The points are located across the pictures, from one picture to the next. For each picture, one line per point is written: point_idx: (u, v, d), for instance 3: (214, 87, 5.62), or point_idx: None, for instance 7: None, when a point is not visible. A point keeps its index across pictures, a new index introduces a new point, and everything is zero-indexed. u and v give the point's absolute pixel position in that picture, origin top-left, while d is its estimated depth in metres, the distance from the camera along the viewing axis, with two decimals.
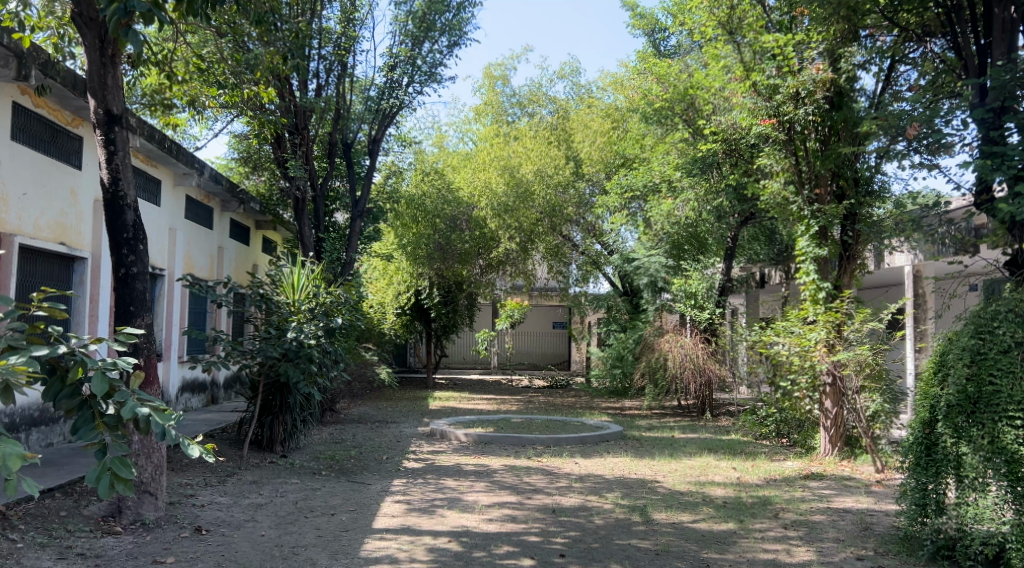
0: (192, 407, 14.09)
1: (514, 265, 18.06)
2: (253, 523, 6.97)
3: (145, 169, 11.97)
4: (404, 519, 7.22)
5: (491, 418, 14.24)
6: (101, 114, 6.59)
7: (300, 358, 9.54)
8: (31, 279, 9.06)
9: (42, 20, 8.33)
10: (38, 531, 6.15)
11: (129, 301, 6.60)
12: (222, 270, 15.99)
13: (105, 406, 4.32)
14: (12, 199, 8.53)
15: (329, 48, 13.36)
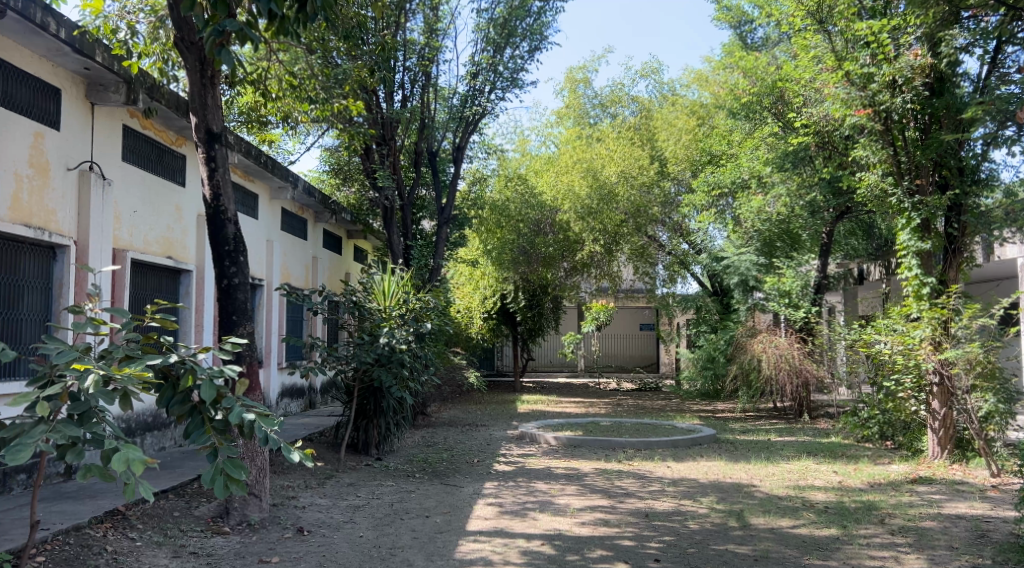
0: (292, 411, 14.60)
1: (600, 267, 17.85)
2: (352, 524, 7.16)
3: (243, 184, 12.46)
4: (497, 522, 7.28)
5: (580, 421, 14.21)
6: (202, 133, 6.89)
7: (392, 363, 9.72)
8: (143, 292, 9.56)
9: (149, 47, 8.84)
10: (155, 531, 6.48)
11: (232, 311, 6.89)
12: (316, 279, 16.49)
13: (214, 412, 4.55)
14: (125, 217, 9.01)
15: (414, 59, 13.72)
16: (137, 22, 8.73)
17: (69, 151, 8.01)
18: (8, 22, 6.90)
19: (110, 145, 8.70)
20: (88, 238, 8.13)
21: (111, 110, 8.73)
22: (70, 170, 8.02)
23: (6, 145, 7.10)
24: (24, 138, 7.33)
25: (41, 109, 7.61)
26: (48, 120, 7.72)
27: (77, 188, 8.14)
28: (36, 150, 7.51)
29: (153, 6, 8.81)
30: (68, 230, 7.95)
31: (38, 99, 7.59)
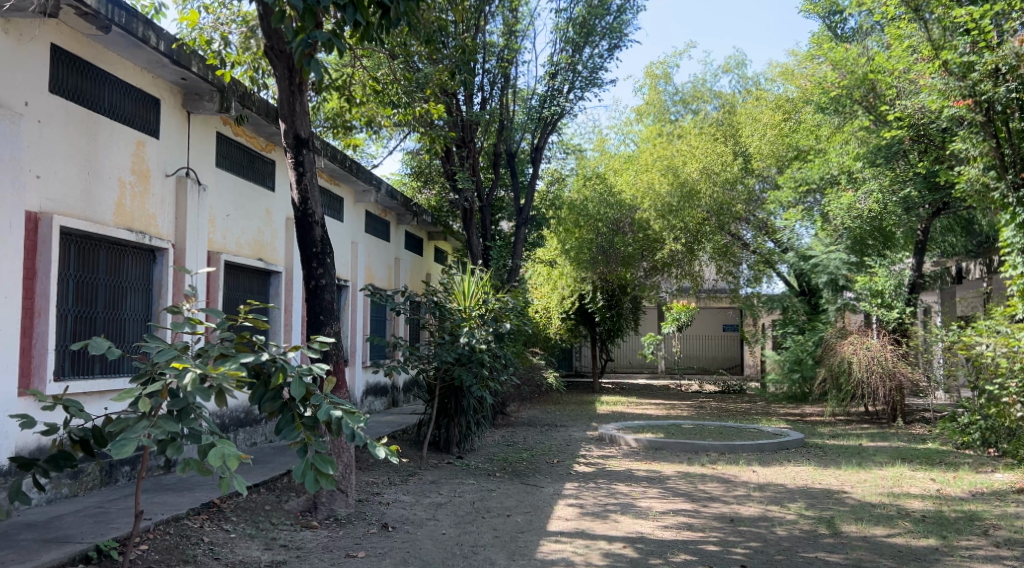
0: (375, 409, 14.88)
1: (681, 267, 17.27)
2: (434, 521, 7.24)
3: (329, 188, 12.80)
4: (579, 523, 7.25)
5: (662, 423, 14.03)
6: (290, 138, 7.10)
7: (472, 362, 9.83)
8: (236, 293, 9.91)
9: (240, 56, 9.14)
10: (247, 523, 6.71)
11: (320, 311, 7.07)
12: (398, 280, 16.77)
13: (303, 409, 4.66)
14: (218, 221, 9.36)
15: (493, 61, 13.85)
16: (229, 32, 9.05)
17: (168, 158, 8.39)
18: (114, 37, 7.24)
19: (205, 152, 9.06)
20: (185, 241, 8.49)
21: (206, 118, 9.08)
22: (168, 176, 8.40)
23: (111, 154, 7.46)
24: (127, 147, 7.70)
25: (142, 119, 7.97)
26: (149, 129, 8.08)
27: (175, 193, 8.50)
28: (138, 158, 7.88)
29: (244, 17, 9.14)
30: (167, 234, 8.32)
31: (140, 110, 7.95)
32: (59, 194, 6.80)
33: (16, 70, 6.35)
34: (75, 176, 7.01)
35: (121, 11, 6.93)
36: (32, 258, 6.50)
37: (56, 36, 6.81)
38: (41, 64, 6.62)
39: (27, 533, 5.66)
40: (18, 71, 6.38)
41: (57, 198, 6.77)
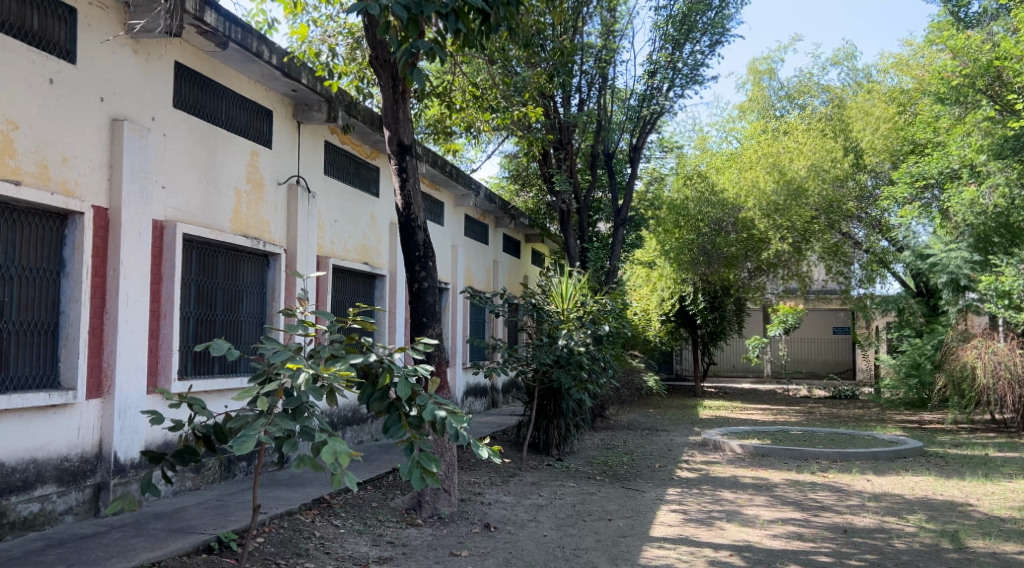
0: (476, 410, 15.04)
1: (788, 267, 17.05)
2: (536, 523, 7.27)
3: (431, 193, 13.06)
4: (683, 529, 7.11)
5: (768, 429, 13.60)
6: (395, 145, 7.27)
7: (571, 364, 9.81)
8: (343, 296, 10.23)
9: (347, 66, 9.46)
10: (356, 519, 6.91)
11: (423, 313, 7.20)
12: (497, 283, 16.95)
13: (409, 408, 4.75)
14: (327, 226, 9.68)
15: (591, 62, 13.82)
16: (336, 44, 9.33)
17: (280, 166, 8.74)
18: (230, 53, 7.58)
19: (314, 160, 9.42)
20: (296, 246, 8.82)
21: (315, 128, 9.43)
22: (280, 184, 8.75)
23: (227, 164, 7.83)
24: (242, 157, 8.06)
25: (256, 130, 8.33)
26: (262, 140, 8.44)
27: (286, 201, 8.85)
28: (253, 167, 8.25)
29: (350, 29, 9.39)
30: (279, 240, 8.66)
31: (254, 122, 8.32)
32: (182, 202, 7.17)
33: (144, 87, 6.73)
34: (196, 185, 7.38)
35: (237, 28, 7.24)
36: (158, 264, 6.87)
37: (179, 53, 7.20)
38: (166, 80, 7.00)
39: (156, 522, 6.00)
40: (146, 87, 6.77)
41: (180, 207, 7.15)
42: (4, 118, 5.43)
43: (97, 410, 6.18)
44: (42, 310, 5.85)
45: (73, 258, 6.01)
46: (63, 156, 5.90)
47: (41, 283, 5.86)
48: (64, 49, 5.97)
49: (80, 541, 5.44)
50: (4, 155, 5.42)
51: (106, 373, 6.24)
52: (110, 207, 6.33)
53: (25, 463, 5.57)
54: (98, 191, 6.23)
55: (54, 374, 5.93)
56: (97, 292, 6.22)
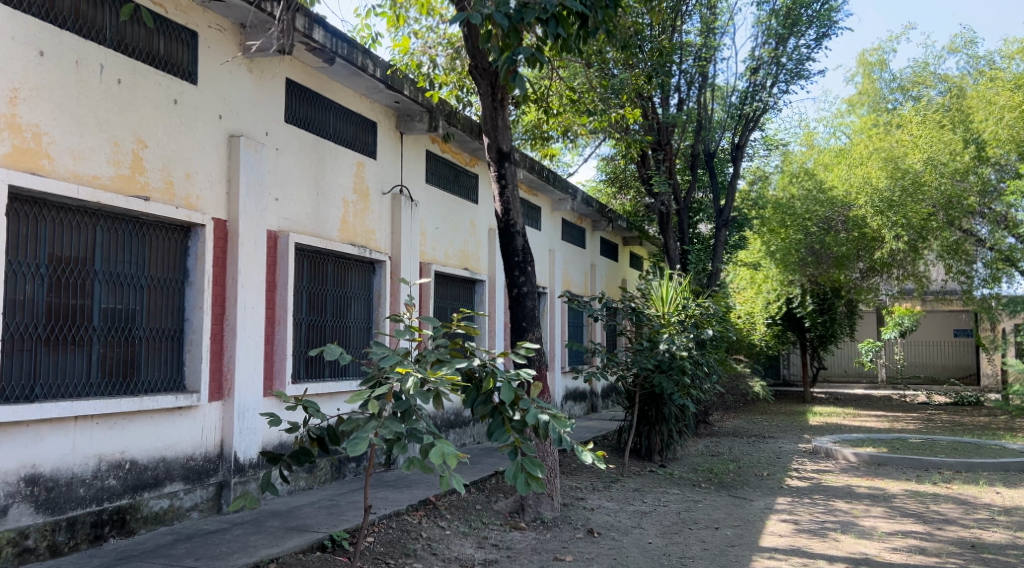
0: (575, 414, 15.02)
1: (903, 267, 16.22)
2: (641, 530, 7.18)
3: (528, 198, 13.15)
4: (794, 540, 6.89)
5: (884, 437, 13.00)
6: (494, 152, 7.36)
7: (673, 369, 9.65)
8: (445, 301, 10.41)
9: (447, 76, 9.61)
10: (461, 521, 7.02)
11: (522, 318, 7.24)
12: (595, 286, 16.90)
13: (513, 412, 4.77)
14: (429, 233, 9.89)
15: (690, 61, 13.55)
16: (437, 54, 9.52)
17: (384, 177, 8.99)
18: (336, 68, 7.84)
19: (416, 169, 9.64)
20: (400, 254, 9.04)
21: (416, 138, 9.65)
22: (384, 194, 8.99)
23: (335, 175, 8.11)
24: (349, 168, 8.34)
25: (361, 142, 8.60)
26: (367, 151, 8.70)
27: (390, 210, 9.09)
28: (359, 178, 8.52)
29: (450, 39, 9.55)
30: (384, 247, 8.91)
31: (359, 134, 8.58)
32: (294, 213, 7.48)
33: (258, 104, 7.06)
34: (306, 196, 7.68)
35: (343, 44, 7.49)
36: (272, 272, 7.18)
37: (290, 71, 7.51)
38: (278, 97, 7.32)
39: (274, 520, 6.27)
40: (260, 104, 7.09)
41: (292, 218, 7.45)
42: (135, 138, 5.79)
43: (219, 412, 6.52)
44: (169, 317, 6.21)
45: (196, 268, 6.34)
46: (187, 172, 6.24)
47: (168, 292, 6.21)
48: (186, 70, 6.31)
49: (206, 537, 5.74)
50: (135, 172, 5.77)
51: (227, 377, 6.57)
52: (229, 220, 6.66)
53: (155, 461, 5.92)
54: (218, 204, 6.56)
55: (180, 377, 6.28)
56: (218, 300, 6.54)
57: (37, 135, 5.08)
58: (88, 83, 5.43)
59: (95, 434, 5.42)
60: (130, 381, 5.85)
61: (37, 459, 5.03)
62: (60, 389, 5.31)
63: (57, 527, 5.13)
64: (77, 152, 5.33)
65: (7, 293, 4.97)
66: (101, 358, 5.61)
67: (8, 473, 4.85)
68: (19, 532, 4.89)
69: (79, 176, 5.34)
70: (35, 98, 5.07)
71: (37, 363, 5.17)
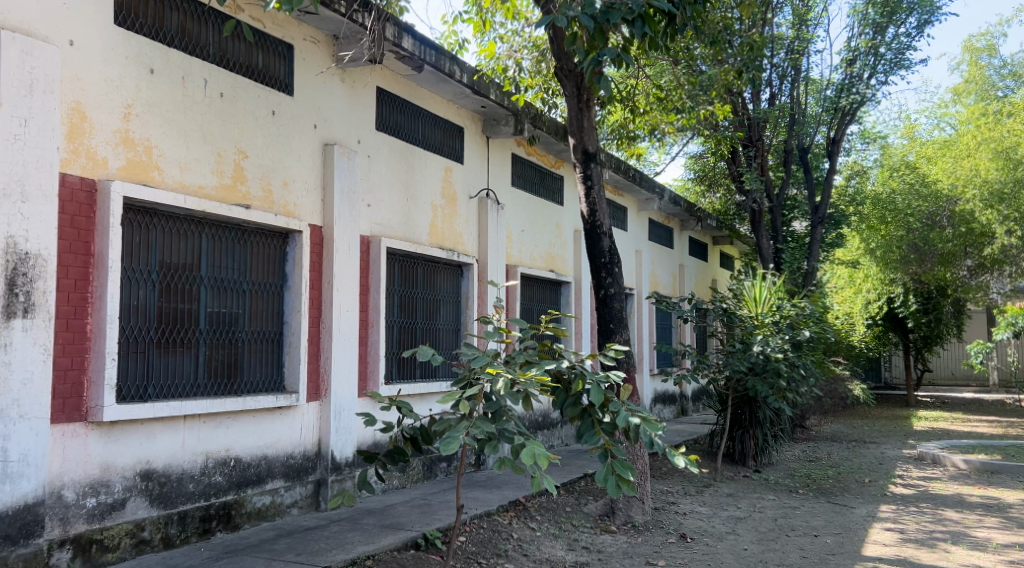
0: (665, 417, 14.82)
1: (1016, 264, 15.32)
2: (735, 536, 7.03)
3: (614, 199, 13.07)
4: (900, 550, 6.60)
5: (996, 444, 12.31)
6: (580, 153, 7.35)
7: (768, 372, 9.37)
8: (532, 303, 10.45)
9: (532, 79, 9.67)
10: (551, 523, 7.04)
11: (610, 319, 7.19)
12: (684, 287, 16.65)
13: (603, 414, 4.75)
14: (515, 236, 9.95)
15: (782, 54, 13.20)
16: (522, 58, 9.56)
17: (471, 181, 9.10)
18: (425, 75, 8.00)
19: (502, 172, 9.73)
20: (487, 257, 9.13)
21: (502, 141, 9.73)
22: (471, 198, 9.10)
23: (424, 180, 8.26)
24: (437, 173, 8.48)
25: (449, 147, 8.73)
26: (454, 156, 8.82)
27: (477, 213, 9.19)
28: (447, 182, 8.66)
29: (535, 42, 9.58)
30: (471, 250, 9.02)
31: (447, 139, 8.72)
32: (385, 218, 7.66)
33: (351, 113, 7.26)
34: (397, 202, 7.85)
35: (431, 51, 7.62)
36: (365, 276, 7.37)
37: (381, 79, 7.70)
38: (369, 105, 7.51)
39: (369, 518, 6.43)
40: (353, 113, 7.29)
41: (384, 222, 7.63)
42: (237, 149, 6.05)
43: (316, 411, 6.74)
44: (269, 320, 6.45)
45: (294, 273, 6.58)
46: (285, 181, 6.48)
47: (268, 296, 6.46)
48: (282, 82, 6.55)
49: (306, 533, 5.94)
50: (237, 182, 6.03)
51: (323, 378, 6.78)
52: (324, 226, 6.88)
53: (258, 459, 6.17)
54: (313, 211, 6.78)
55: (280, 378, 6.53)
56: (314, 304, 6.77)
57: (149, 148, 5.36)
58: (193, 98, 5.70)
59: (202, 432, 5.69)
60: (234, 381, 6.11)
61: (150, 455, 5.31)
62: (170, 390, 5.58)
63: (170, 520, 5.40)
64: (184, 163, 5.61)
65: (123, 299, 5.27)
66: (207, 359, 5.88)
67: (125, 468, 5.14)
68: (136, 524, 5.16)
69: (186, 187, 5.62)
70: (146, 114, 5.36)
71: (149, 365, 5.45)
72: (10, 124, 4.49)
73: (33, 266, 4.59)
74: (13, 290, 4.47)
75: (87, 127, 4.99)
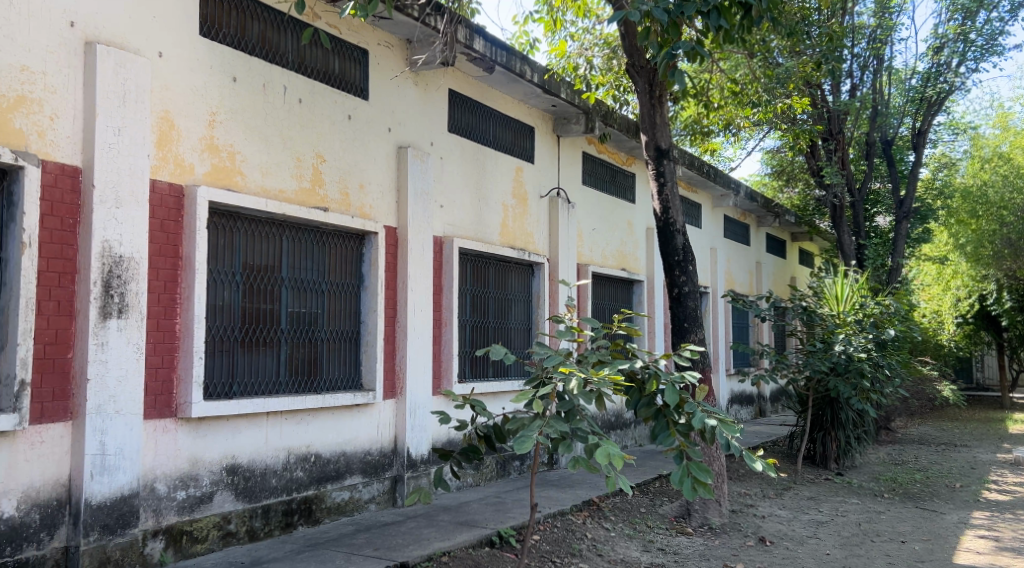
0: (743, 418, 14.53)
1: None
2: (817, 540, 6.85)
3: (688, 196, 12.89)
4: (995, 558, 6.32)
5: None
6: (652, 150, 7.28)
7: (851, 373, 9.06)
8: (603, 302, 10.41)
9: (604, 76, 9.64)
10: (626, 523, 7.00)
11: (684, 318, 7.10)
12: (761, 285, 16.30)
13: (677, 415, 4.70)
14: (586, 235, 9.92)
15: (863, 44, 12.78)
16: (593, 56, 9.51)
17: (542, 180, 9.12)
18: (496, 76, 8.05)
19: (573, 171, 9.72)
20: (559, 256, 9.14)
21: (573, 140, 9.72)
22: (543, 197, 9.12)
23: (496, 180, 8.32)
24: (508, 173, 8.53)
25: (520, 147, 8.77)
26: (525, 156, 8.86)
27: (549, 213, 9.20)
28: (518, 182, 8.70)
29: (606, 39, 9.47)
30: (543, 250, 9.04)
31: (518, 139, 8.77)
32: (458, 219, 7.75)
33: (424, 115, 7.38)
34: (469, 202, 7.93)
35: (502, 52, 7.67)
36: (438, 276, 7.48)
37: (453, 81, 7.79)
38: (442, 107, 7.61)
39: (445, 514, 6.52)
40: (426, 115, 7.41)
41: (456, 223, 7.73)
42: (315, 153, 6.21)
43: (392, 409, 6.87)
44: (346, 320, 6.61)
45: (370, 273, 6.72)
46: (361, 183, 6.63)
47: (346, 296, 6.61)
48: (358, 87, 6.70)
49: (384, 528, 6.07)
50: (316, 185, 6.20)
51: (399, 376, 6.91)
52: (398, 227, 7.00)
53: (337, 455, 6.32)
54: (388, 212, 6.91)
55: (357, 376, 6.68)
56: (390, 303, 6.90)
57: (232, 154, 5.56)
58: (273, 104, 5.89)
59: (284, 429, 5.87)
60: (314, 379, 6.28)
61: (236, 450, 5.51)
62: (254, 387, 5.77)
63: (254, 513, 5.58)
64: (265, 168, 5.79)
65: (210, 299, 5.48)
66: (288, 358, 6.06)
67: (212, 463, 5.35)
68: (223, 517, 5.36)
69: (267, 191, 5.80)
70: (230, 121, 5.56)
71: (234, 363, 5.65)
72: (106, 134, 4.72)
73: (127, 269, 4.81)
74: (109, 292, 4.70)
75: (176, 135, 5.20)
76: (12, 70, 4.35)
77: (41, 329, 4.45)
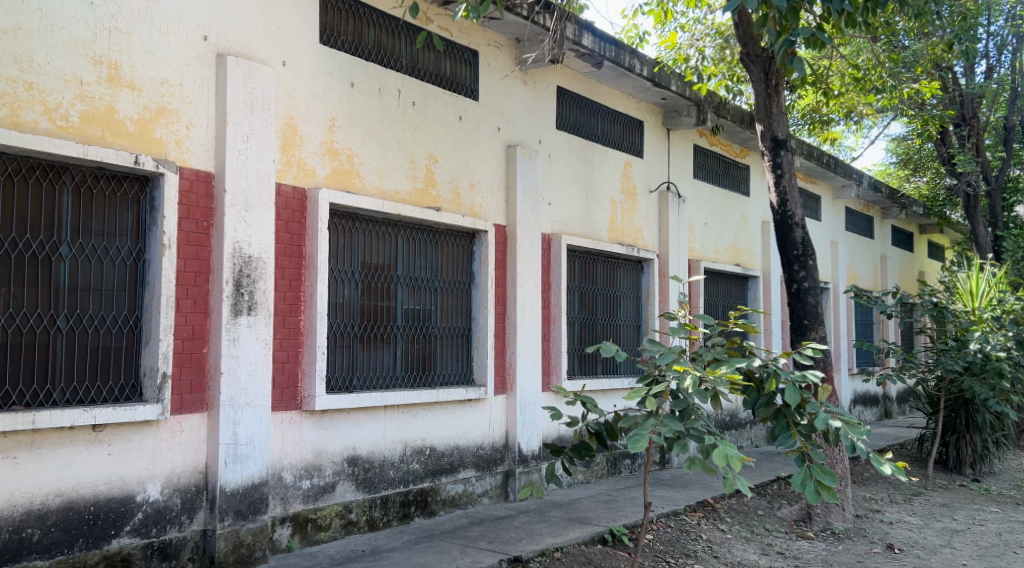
0: (867, 419, 13.89)
1: None
2: (952, 549, 6.47)
3: (806, 187, 12.43)
4: None
5: None
6: (768, 140, 7.06)
7: (987, 372, 8.49)
8: (716, 298, 10.17)
9: (716, 66, 9.54)
10: (742, 525, 6.83)
11: (803, 315, 6.86)
12: (886, 280, 15.52)
13: (799, 416, 4.55)
14: (698, 229, 9.72)
15: (1000, 22, 11.85)
16: (705, 46, 9.28)
17: (652, 175, 9.00)
18: (605, 71, 7.99)
19: (683, 165, 9.55)
20: (669, 251, 9.00)
21: (683, 133, 9.54)
22: (652, 192, 9.00)
23: (605, 176, 8.28)
24: (617, 168, 8.47)
25: (629, 142, 8.69)
26: (634, 151, 8.77)
27: (659, 207, 9.07)
28: (627, 177, 8.62)
29: (719, 29, 9.25)
30: (652, 246, 8.93)
31: (627, 134, 8.69)
32: (567, 216, 7.76)
33: (532, 113, 7.41)
34: (578, 199, 7.92)
35: (611, 46, 7.61)
36: (548, 273, 7.51)
37: (562, 78, 7.80)
38: (550, 105, 7.62)
39: (556, 510, 6.54)
40: (535, 113, 7.44)
41: (565, 220, 7.74)
42: (428, 154, 6.35)
43: (503, 405, 6.96)
44: (459, 317, 6.74)
45: (481, 271, 6.82)
46: (472, 183, 6.73)
47: (458, 293, 6.74)
48: (468, 88, 6.81)
49: (497, 522, 6.15)
50: (429, 185, 6.33)
51: (510, 372, 7.00)
52: (508, 225, 7.07)
53: (451, 449, 6.45)
54: (498, 210, 6.99)
55: (469, 372, 6.79)
56: (500, 300, 6.98)
57: (350, 157, 5.76)
58: (388, 107, 6.06)
59: (400, 422, 6.04)
60: (428, 374, 6.43)
61: (356, 442, 5.71)
62: (372, 381, 5.97)
63: (373, 504, 5.77)
64: (381, 170, 5.97)
65: (331, 296, 5.69)
66: (404, 353, 6.23)
67: (334, 454, 5.56)
68: (345, 506, 5.57)
69: (384, 191, 5.98)
70: (348, 125, 5.76)
71: (353, 358, 5.85)
72: (236, 141, 4.99)
73: (256, 268, 5.07)
74: (239, 290, 4.96)
75: (299, 140, 5.44)
76: (154, 83, 4.66)
77: (180, 326, 4.73)
